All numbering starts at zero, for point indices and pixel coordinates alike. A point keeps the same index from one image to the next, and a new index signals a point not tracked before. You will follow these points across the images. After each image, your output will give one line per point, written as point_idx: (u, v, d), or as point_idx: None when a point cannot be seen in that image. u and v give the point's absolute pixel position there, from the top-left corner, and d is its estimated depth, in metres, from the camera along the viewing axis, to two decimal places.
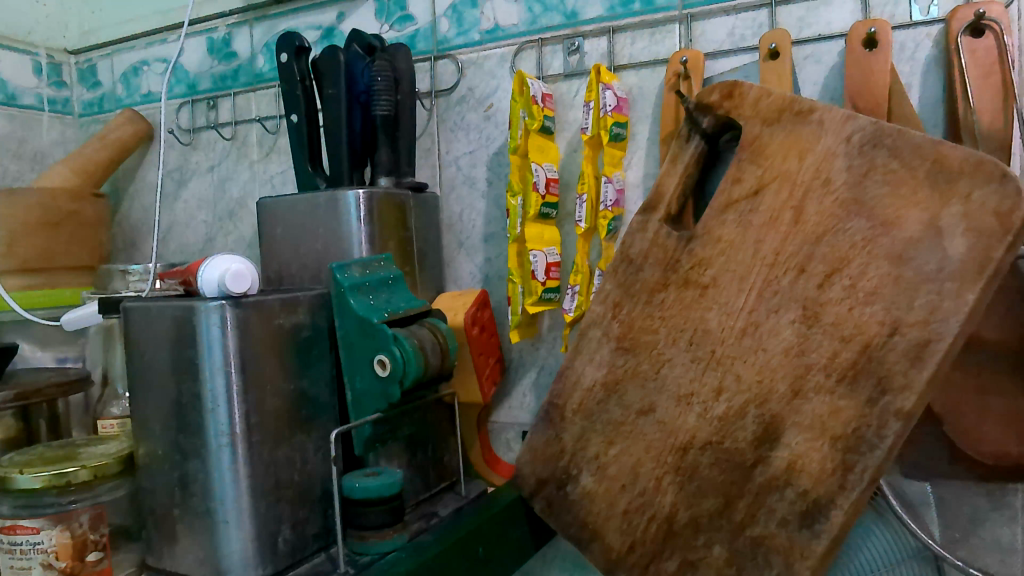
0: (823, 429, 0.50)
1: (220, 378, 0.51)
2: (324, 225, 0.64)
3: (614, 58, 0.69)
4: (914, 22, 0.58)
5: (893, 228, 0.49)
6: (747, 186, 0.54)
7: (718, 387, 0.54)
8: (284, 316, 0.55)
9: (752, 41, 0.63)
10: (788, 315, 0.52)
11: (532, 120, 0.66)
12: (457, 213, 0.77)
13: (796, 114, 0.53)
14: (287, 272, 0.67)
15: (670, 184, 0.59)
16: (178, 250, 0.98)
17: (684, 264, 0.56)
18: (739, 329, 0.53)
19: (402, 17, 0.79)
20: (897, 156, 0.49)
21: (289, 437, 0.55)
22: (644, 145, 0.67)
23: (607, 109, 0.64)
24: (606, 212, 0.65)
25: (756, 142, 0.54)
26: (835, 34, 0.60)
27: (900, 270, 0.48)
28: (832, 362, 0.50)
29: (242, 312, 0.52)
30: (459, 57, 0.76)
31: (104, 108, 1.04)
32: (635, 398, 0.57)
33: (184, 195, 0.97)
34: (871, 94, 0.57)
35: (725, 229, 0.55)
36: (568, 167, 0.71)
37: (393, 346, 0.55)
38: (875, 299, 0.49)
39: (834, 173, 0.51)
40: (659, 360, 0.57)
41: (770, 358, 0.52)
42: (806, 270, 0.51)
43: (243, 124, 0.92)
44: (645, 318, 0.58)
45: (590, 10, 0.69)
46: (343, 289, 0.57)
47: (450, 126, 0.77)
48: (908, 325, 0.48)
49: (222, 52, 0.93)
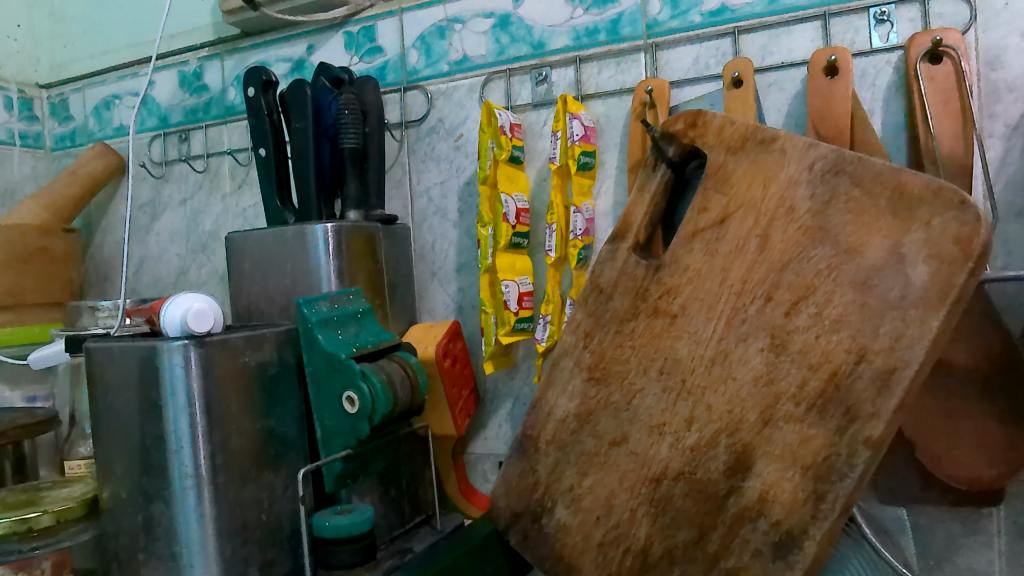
0: (794, 458, 0.49)
1: (184, 420, 0.50)
2: (291, 260, 0.64)
3: (582, 88, 0.69)
4: (874, 49, 0.58)
5: (856, 255, 0.49)
6: (714, 215, 0.55)
7: (689, 417, 0.54)
8: (249, 354, 0.54)
9: (716, 69, 0.64)
10: (756, 344, 0.52)
11: (500, 151, 0.66)
12: (429, 243, 0.77)
13: (760, 143, 0.53)
14: (256, 308, 0.66)
15: (637, 212, 0.59)
16: (150, 283, 0.97)
17: (653, 293, 0.56)
18: (709, 358, 0.53)
19: (372, 49, 0.79)
20: (858, 183, 0.49)
21: (257, 477, 0.54)
22: (613, 174, 0.67)
23: (575, 139, 0.64)
24: (575, 242, 0.64)
25: (721, 171, 0.55)
26: (798, 62, 0.61)
27: (864, 297, 0.48)
28: (801, 391, 0.50)
29: (206, 351, 0.51)
30: (428, 88, 0.76)
31: (76, 142, 1.04)
32: (608, 429, 0.57)
33: (157, 228, 0.96)
34: (833, 120, 0.57)
35: (693, 257, 0.55)
36: (538, 197, 0.71)
37: (361, 383, 0.55)
38: (841, 327, 0.49)
39: (798, 202, 0.51)
40: (631, 391, 0.56)
41: (740, 387, 0.52)
42: (773, 298, 0.51)
43: (215, 156, 0.91)
44: (615, 348, 0.58)
45: (556, 40, 0.70)
46: (310, 324, 0.56)
47: (421, 156, 0.77)
48: (874, 352, 0.48)
49: (194, 85, 0.93)
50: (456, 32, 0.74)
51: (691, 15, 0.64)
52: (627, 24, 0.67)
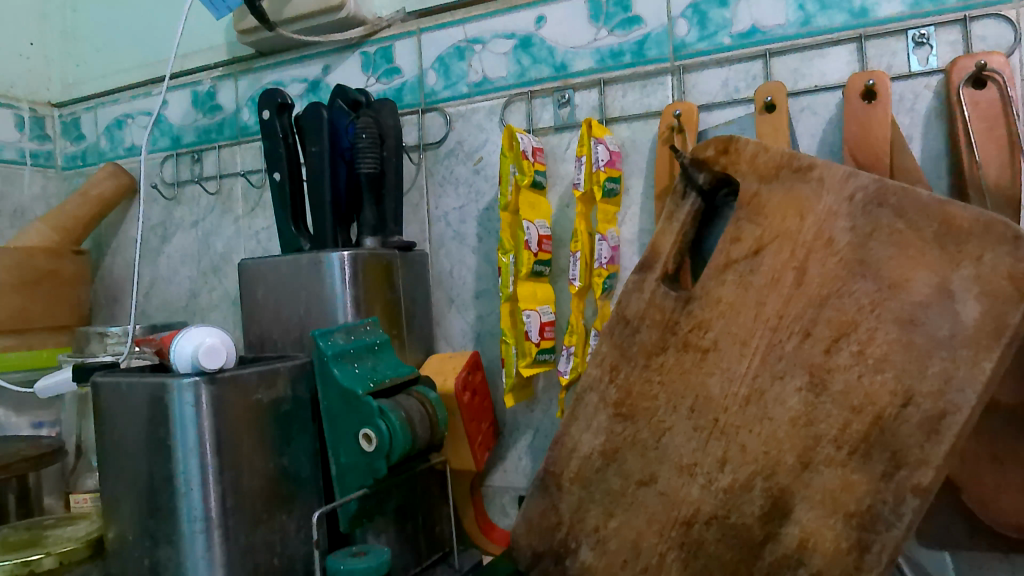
0: (836, 505, 0.47)
1: (194, 460, 0.48)
2: (306, 289, 0.62)
3: (606, 111, 0.67)
4: (913, 73, 0.56)
5: (901, 291, 0.47)
6: (747, 246, 0.52)
7: (722, 457, 0.51)
8: (262, 391, 0.52)
9: (746, 93, 0.62)
10: (794, 383, 0.49)
11: (522, 176, 0.64)
12: (447, 269, 0.75)
13: (795, 171, 0.51)
14: (269, 337, 0.64)
15: (665, 241, 0.57)
16: (161, 305, 0.95)
17: (682, 326, 0.54)
18: (743, 397, 0.51)
19: (389, 70, 0.78)
20: (902, 216, 0.47)
21: (269, 519, 0.51)
22: (639, 200, 0.65)
23: (599, 164, 0.62)
24: (600, 271, 0.62)
25: (754, 201, 0.53)
26: (832, 86, 0.58)
27: (910, 335, 0.46)
28: (842, 434, 0.47)
29: (217, 389, 0.49)
30: (446, 110, 0.74)
31: (88, 161, 1.02)
32: (635, 468, 0.55)
33: (168, 249, 0.95)
34: (871, 147, 0.55)
35: (725, 290, 0.53)
36: (561, 223, 0.69)
37: (378, 420, 0.52)
38: (885, 366, 0.46)
39: (837, 233, 0.49)
40: (660, 429, 0.54)
41: (777, 428, 0.49)
42: (812, 334, 0.49)
43: (227, 178, 0.90)
44: (643, 383, 0.55)
45: (579, 62, 0.68)
46: (326, 357, 0.54)
47: (439, 180, 0.75)
48: (921, 395, 0.45)
49: (207, 105, 0.91)
50: (476, 52, 0.73)
51: (720, 36, 0.62)
52: (652, 45, 0.65)
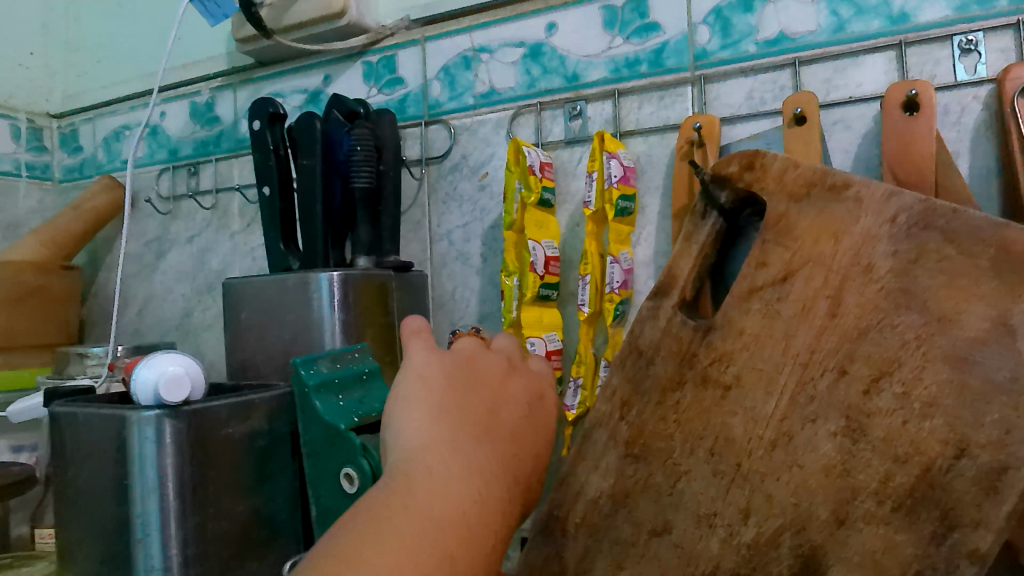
0: (876, 568, 0.42)
1: (154, 504, 0.44)
2: (293, 311, 0.57)
3: (620, 124, 0.62)
4: (959, 83, 0.51)
5: (952, 326, 0.41)
6: (774, 272, 0.47)
7: (745, 508, 0.45)
8: (234, 425, 0.47)
9: (773, 104, 0.56)
10: (827, 427, 0.44)
11: (528, 193, 0.59)
12: (449, 291, 0.70)
13: (829, 189, 0.46)
14: (252, 363, 0.59)
15: (683, 266, 0.51)
16: (154, 324, 0.91)
17: (701, 359, 0.48)
18: (769, 441, 0.45)
19: (391, 80, 0.74)
20: (953, 240, 0.42)
21: (237, 566, 0.47)
22: (655, 220, 0.60)
23: (613, 181, 0.57)
24: (611, 296, 0.57)
25: (782, 222, 0.47)
26: (868, 97, 0.53)
27: (963, 376, 0.41)
28: (885, 487, 0.42)
29: (181, 426, 0.45)
30: (451, 123, 0.70)
31: (86, 174, 0.99)
32: (647, 515, 0.48)
33: (163, 266, 0.91)
34: (914, 163, 0.49)
35: (749, 320, 0.47)
36: (570, 244, 0.64)
37: (362, 459, 0.47)
38: (934, 412, 0.41)
39: (877, 259, 0.44)
40: (675, 473, 0.48)
41: (808, 477, 0.44)
42: (848, 372, 0.44)
43: (224, 192, 0.86)
44: (657, 421, 0.49)
45: (593, 72, 0.63)
46: (308, 388, 0.50)
47: (442, 196, 0.70)
48: (978, 446, 0.40)
49: (205, 117, 0.88)
50: (483, 62, 0.68)
51: (744, 44, 0.57)
52: (671, 54, 0.60)
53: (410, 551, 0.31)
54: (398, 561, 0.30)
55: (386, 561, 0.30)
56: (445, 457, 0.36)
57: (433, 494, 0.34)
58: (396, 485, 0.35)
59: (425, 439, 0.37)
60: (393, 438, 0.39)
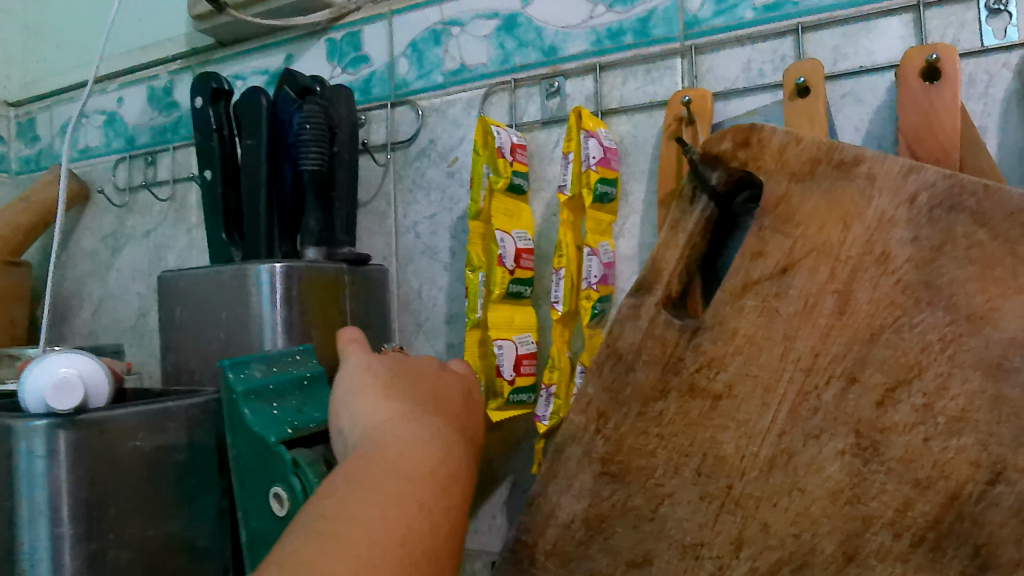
0: None
1: (42, 526, 0.38)
2: (228, 307, 0.51)
3: (602, 102, 0.56)
4: (986, 49, 0.44)
5: (984, 325, 0.36)
6: (772, 263, 0.40)
7: (738, 539, 0.39)
8: (143, 437, 0.42)
9: (773, 77, 0.50)
10: (834, 444, 0.38)
11: (496, 177, 0.53)
12: (415, 289, 0.63)
13: (837, 166, 0.39)
14: (185, 367, 0.53)
15: (669, 257, 0.43)
16: (109, 326, 0.85)
17: (688, 364, 0.41)
18: (766, 459, 0.39)
19: (356, 58, 0.67)
20: (983, 223, 0.36)
21: None
22: (640, 208, 0.54)
23: (591, 162, 0.50)
24: (588, 292, 0.50)
25: (783, 204, 0.40)
26: (881, 67, 0.47)
27: (997, 386, 0.35)
28: (902, 518, 0.36)
29: (78, 436, 0.39)
30: (419, 104, 0.64)
31: (42, 165, 0.93)
32: (625, 545, 0.42)
33: (118, 263, 0.84)
34: (935, 140, 0.43)
35: (745, 319, 0.40)
36: (546, 235, 0.57)
37: (292, 476, 0.40)
38: (963, 427, 0.36)
39: (893, 247, 0.37)
40: (657, 496, 0.41)
41: (812, 502, 0.38)
42: (859, 380, 0.38)
43: (182, 183, 0.80)
44: (638, 435, 0.42)
45: (572, 45, 0.57)
46: (236, 394, 0.43)
47: (409, 185, 0.64)
48: (1014, 468, 0.35)
49: (163, 102, 0.82)
50: (453, 36, 0.62)
51: (741, 10, 0.51)
52: (659, 23, 0.54)
53: (397, 505, 0.27)
54: (384, 516, 0.27)
55: (373, 517, 0.26)
56: (408, 420, 0.32)
57: (407, 451, 0.30)
58: (364, 452, 0.30)
59: (389, 409, 0.33)
60: (346, 422, 0.34)
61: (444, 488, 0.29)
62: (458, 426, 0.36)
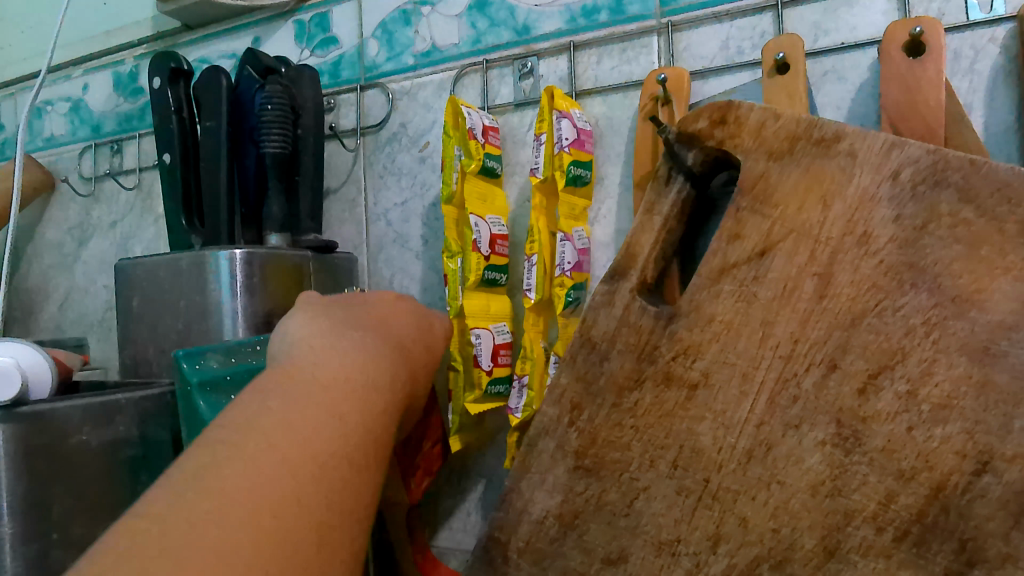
0: None
1: None
2: (186, 297, 0.49)
3: (576, 83, 0.54)
4: (972, 23, 0.43)
5: (971, 308, 0.34)
6: (750, 246, 0.38)
7: (715, 534, 0.37)
8: (88, 431, 0.40)
9: (752, 54, 0.48)
10: (815, 435, 0.36)
11: (467, 160, 0.50)
12: (387, 278, 0.61)
13: (816, 143, 0.37)
14: (143, 359, 0.51)
15: (645, 241, 0.42)
16: (75, 320, 0.82)
17: (664, 352, 0.39)
18: (744, 451, 0.37)
19: (325, 40, 0.65)
20: (970, 200, 0.34)
21: None
22: (616, 192, 0.52)
23: (564, 144, 0.48)
24: (561, 279, 0.48)
25: (761, 184, 0.38)
26: (863, 43, 0.45)
27: (984, 372, 0.33)
28: (884, 511, 0.35)
29: (14, 430, 0.36)
30: (389, 87, 0.61)
31: (7, 155, 0.90)
32: (599, 542, 0.40)
33: (84, 255, 0.82)
34: (920, 117, 0.41)
35: (721, 305, 0.38)
36: (519, 222, 0.55)
37: None
38: (948, 415, 0.34)
39: (875, 227, 0.36)
40: (632, 490, 0.39)
41: (792, 496, 0.36)
42: (840, 366, 0.36)
43: (149, 172, 0.77)
44: (612, 427, 0.40)
45: (545, 24, 0.55)
46: (191, 386, 0.41)
47: (379, 171, 0.62)
48: (1003, 458, 0.33)
49: (129, 89, 0.79)
50: (424, 16, 0.60)
51: None
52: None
53: (311, 403, 0.30)
54: (301, 414, 0.30)
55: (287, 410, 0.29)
56: (332, 337, 0.36)
57: (326, 364, 0.33)
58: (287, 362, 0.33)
59: (311, 326, 0.36)
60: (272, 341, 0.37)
61: (362, 398, 0.32)
62: (394, 345, 0.39)
